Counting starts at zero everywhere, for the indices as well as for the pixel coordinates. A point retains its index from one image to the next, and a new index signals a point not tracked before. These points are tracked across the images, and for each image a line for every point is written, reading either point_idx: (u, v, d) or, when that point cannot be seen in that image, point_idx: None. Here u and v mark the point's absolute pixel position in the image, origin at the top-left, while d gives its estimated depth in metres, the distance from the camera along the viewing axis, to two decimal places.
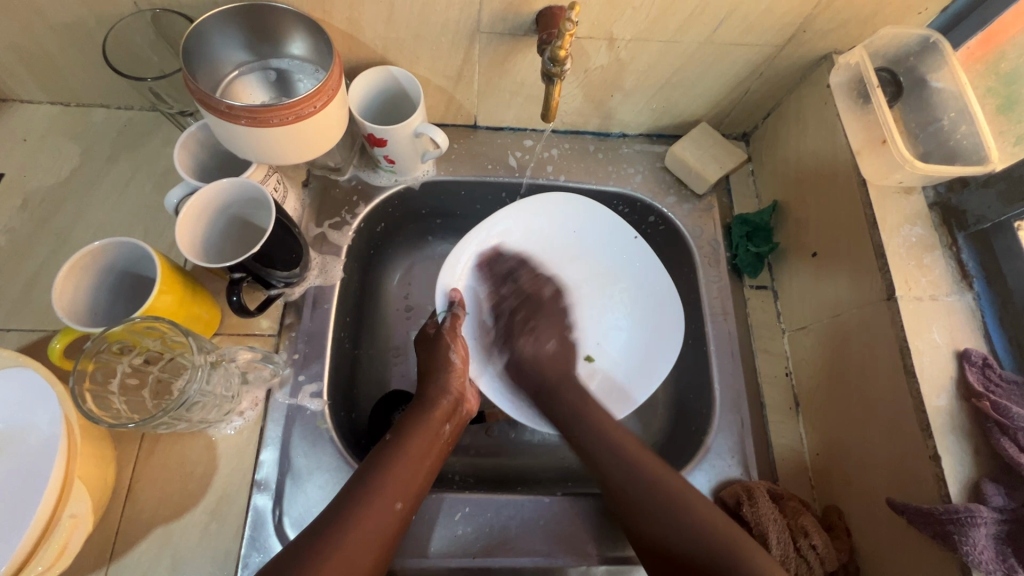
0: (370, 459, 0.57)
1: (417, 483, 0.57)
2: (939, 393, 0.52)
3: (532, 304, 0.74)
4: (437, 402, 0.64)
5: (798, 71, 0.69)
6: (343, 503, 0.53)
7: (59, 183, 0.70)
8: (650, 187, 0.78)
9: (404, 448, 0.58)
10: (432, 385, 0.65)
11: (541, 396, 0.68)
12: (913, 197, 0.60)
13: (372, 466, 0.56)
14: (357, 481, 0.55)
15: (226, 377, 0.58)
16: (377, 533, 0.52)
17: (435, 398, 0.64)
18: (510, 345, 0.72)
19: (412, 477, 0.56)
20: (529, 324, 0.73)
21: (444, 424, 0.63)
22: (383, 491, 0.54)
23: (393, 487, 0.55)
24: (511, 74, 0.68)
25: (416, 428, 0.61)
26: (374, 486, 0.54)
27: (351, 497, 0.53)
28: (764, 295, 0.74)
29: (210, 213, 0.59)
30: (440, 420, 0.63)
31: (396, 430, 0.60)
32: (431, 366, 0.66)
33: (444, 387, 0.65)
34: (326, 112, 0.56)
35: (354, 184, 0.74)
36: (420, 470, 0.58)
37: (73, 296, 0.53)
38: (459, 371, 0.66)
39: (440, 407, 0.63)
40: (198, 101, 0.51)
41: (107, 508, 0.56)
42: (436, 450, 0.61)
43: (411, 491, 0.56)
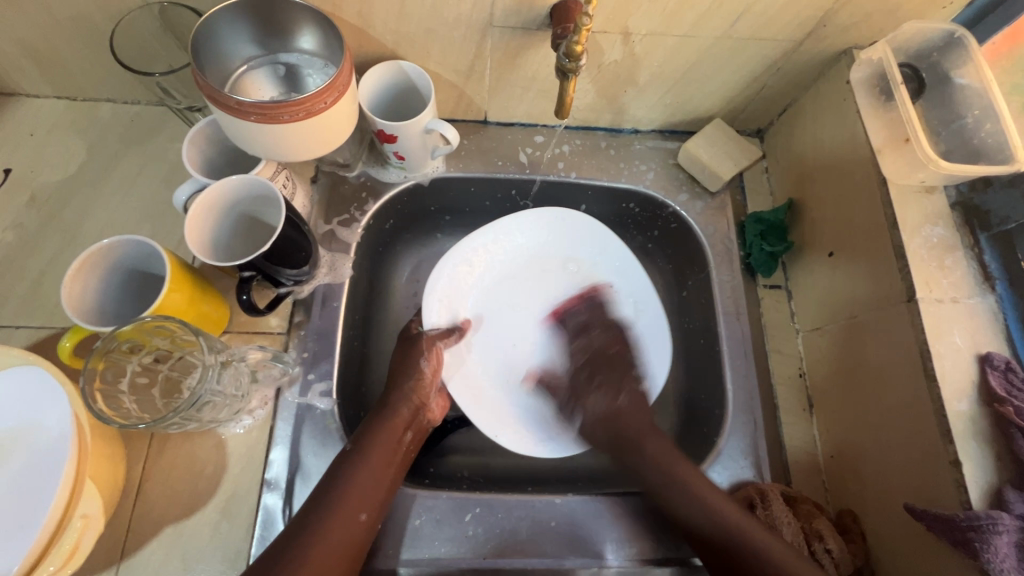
0: (334, 465, 0.57)
1: (381, 488, 0.56)
2: (960, 398, 0.51)
3: (612, 360, 0.69)
4: (396, 411, 0.62)
5: (816, 67, 0.67)
6: (311, 508, 0.53)
7: (67, 179, 0.69)
8: (662, 184, 0.77)
9: (364, 453, 0.57)
10: (398, 389, 0.63)
11: (624, 453, 0.62)
12: (935, 197, 0.59)
13: (337, 475, 0.55)
14: (322, 488, 0.55)
15: (236, 376, 0.57)
16: (342, 542, 0.52)
17: (396, 406, 0.62)
18: (580, 405, 0.68)
19: (376, 485, 0.56)
20: (593, 379, 0.68)
21: (405, 432, 0.61)
22: (345, 503, 0.54)
23: (355, 498, 0.54)
24: (523, 69, 0.67)
25: (375, 439, 0.59)
26: (338, 493, 0.54)
27: (319, 503, 0.54)
28: (778, 295, 0.73)
29: (219, 209, 0.58)
30: (405, 426, 0.62)
31: (355, 438, 0.59)
32: (398, 369, 0.65)
33: (410, 389, 0.64)
34: (336, 108, 0.55)
35: (363, 181, 0.73)
36: (384, 481, 0.57)
37: (83, 294, 0.52)
38: (426, 381, 0.65)
39: (405, 413, 0.62)
40: (207, 96, 0.50)
41: (117, 507, 0.56)
42: (399, 459, 0.60)
43: (377, 500, 0.56)
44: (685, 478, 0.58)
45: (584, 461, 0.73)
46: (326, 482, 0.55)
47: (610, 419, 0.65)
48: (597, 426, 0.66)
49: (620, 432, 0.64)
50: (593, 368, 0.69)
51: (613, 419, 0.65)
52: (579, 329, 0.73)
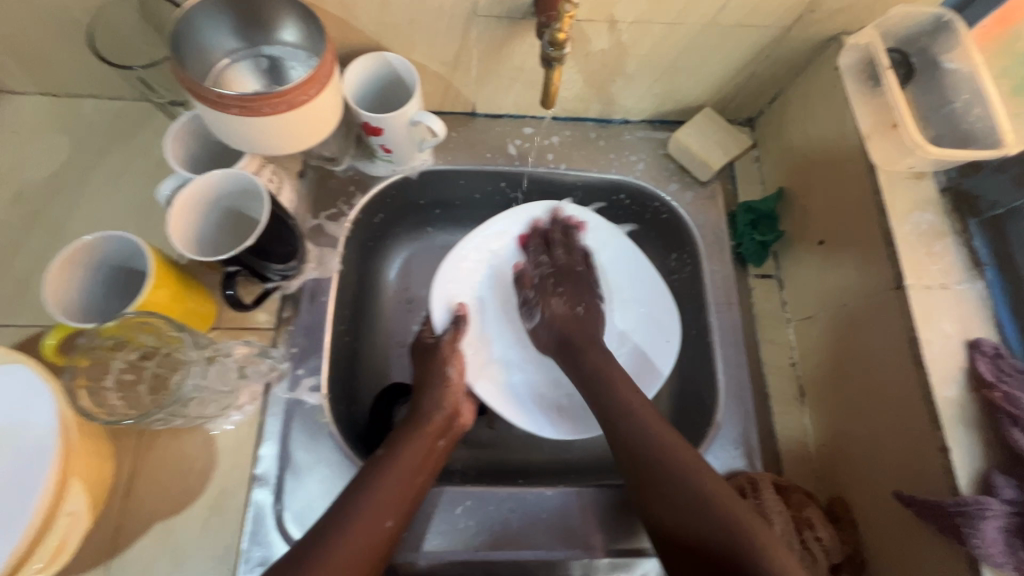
0: (364, 470, 0.56)
1: (411, 493, 0.56)
2: (949, 384, 0.50)
3: (567, 274, 0.72)
4: (430, 418, 0.62)
5: (805, 54, 0.67)
6: (339, 507, 0.53)
7: (52, 176, 0.69)
8: (652, 174, 0.77)
9: (397, 459, 0.57)
10: (431, 396, 0.64)
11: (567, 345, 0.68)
12: (924, 183, 0.58)
13: (366, 479, 0.55)
14: (352, 489, 0.54)
15: (223, 372, 0.57)
16: (371, 543, 0.52)
17: (429, 414, 0.62)
18: (544, 303, 0.70)
19: (405, 491, 0.55)
20: (547, 284, 0.71)
21: (438, 439, 0.61)
22: (373, 510, 0.53)
23: (384, 505, 0.54)
24: (509, 60, 0.66)
25: (407, 445, 0.59)
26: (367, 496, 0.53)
27: (347, 502, 0.53)
28: (769, 285, 0.73)
29: (204, 205, 0.58)
30: (438, 433, 0.62)
31: (388, 443, 0.59)
32: (426, 377, 0.65)
33: (440, 395, 0.64)
34: (320, 100, 0.54)
35: (350, 175, 0.73)
36: (413, 486, 0.56)
37: (67, 290, 0.52)
38: (453, 387, 0.65)
39: (437, 420, 0.62)
40: (187, 90, 0.50)
41: (107, 504, 0.56)
42: (430, 466, 0.59)
43: (404, 508, 0.55)
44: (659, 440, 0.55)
45: (576, 453, 0.73)
46: (355, 485, 0.55)
47: (568, 326, 0.69)
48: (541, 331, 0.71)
49: (570, 338, 0.68)
50: (544, 274, 0.72)
51: (551, 321, 0.69)
52: (544, 248, 0.73)
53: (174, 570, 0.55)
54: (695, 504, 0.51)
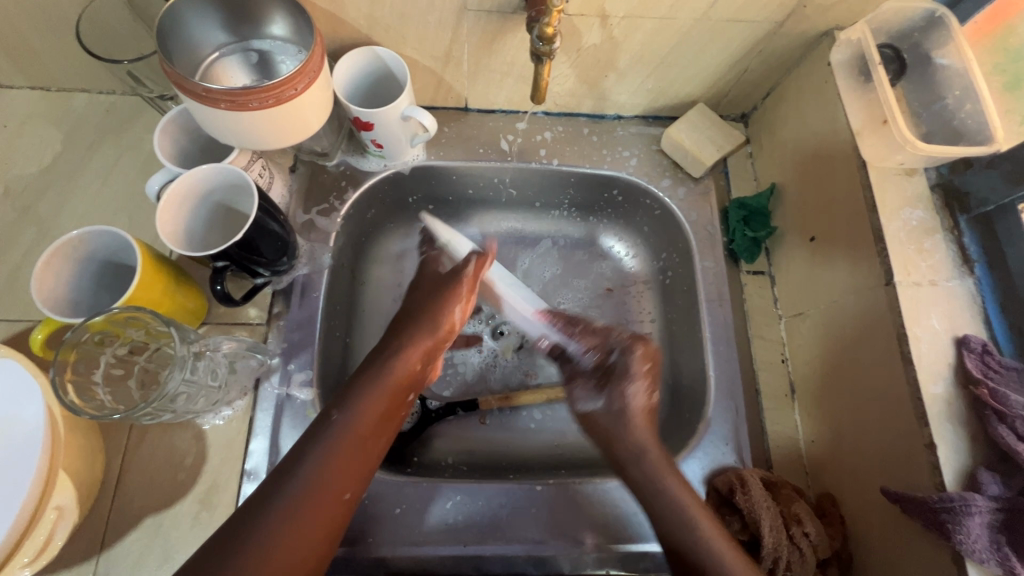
0: (344, 390, 0.56)
1: (388, 416, 0.56)
2: (937, 380, 0.50)
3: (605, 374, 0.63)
4: (400, 370, 0.59)
5: (797, 50, 0.67)
6: (319, 429, 0.53)
7: (42, 171, 0.68)
8: (645, 170, 0.77)
9: (379, 384, 0.57)
10: (421, 320, 0.63)
11: (631, 467, 0.58)
12: (915, 179, 0.58)
13: (346, 401, 0.55)
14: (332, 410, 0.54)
15: (212, 367, 0.57)
16: (355, 463, 0.52)
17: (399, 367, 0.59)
18: (619, 392, 0.61)
19: (363, 455, 0.53)
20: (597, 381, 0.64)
21: (405, 391, 0.59)
22: (328, 477, 0.50)
23: (339, 468, 0.51)
24: (500, 55, 0.66)
25: (370, 399, 0.55)
26: (346, 420, 0.53)
27: (329, 422, 0.53)
28: (761, 281, 0.73)
29: (193, 199, 0.57)
30: (423, 356, 0.61)
31: (347, 398, 0.55)
32: (424, 302, 0.65)
33: (433, 316, 0.63)
34: (308, 95, 0.54)
35: (343, 170, 0.73)
36: (373, 448, 0.54)
37: (56, 285, 0.52)
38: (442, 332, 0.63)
39: (426, 342, 0.62)
40: (174, 84, 0.50)
41: (97, 498, 0.56)
42: (393, 420, 0.57)
43: (360, 474, 0.53)
44: (658, 469, 0.57)
45: (569, 449, 0.73)
46: (337, 405, 0.55)
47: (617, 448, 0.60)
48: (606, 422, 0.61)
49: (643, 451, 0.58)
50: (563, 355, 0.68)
51: (629, 413, 0.60)
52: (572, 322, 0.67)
53: (164, 563, 0.55)
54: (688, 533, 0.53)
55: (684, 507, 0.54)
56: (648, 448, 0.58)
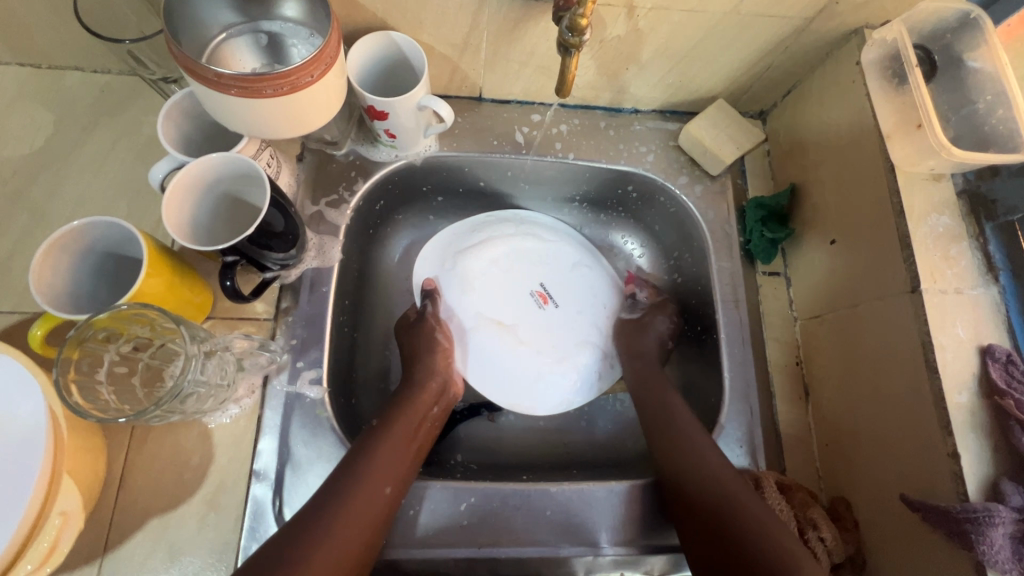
0: (356, 445, 0.57)
1: (405, 466, 0.57)
2: (961, 389, 0.50)
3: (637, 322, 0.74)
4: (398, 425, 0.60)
5: (823, 48, 0.65)
6: (336, 481, 0.53)
7: (34, 154, 0.65)
8: (662, 166, 0.75)
9: (391, 432, 0.59)
10: (418, 372, 0.66)
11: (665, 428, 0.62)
12: (942, 184, 0.57)
13: (357, 451, 0.56)
14: (346, 463, 0.55)
15: (221, 366, 0.55)
16: (369, 517, 0.52)
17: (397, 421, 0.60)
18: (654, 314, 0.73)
19: (366, 513, 0.52)
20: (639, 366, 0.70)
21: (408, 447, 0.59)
22: (332, 537, 0.49)
23: (344, 530, 0.50)
24: (521, 43, 0.63)
25: (371, 456, 0.56)
26: (366, 466, 0.54)
27: (344, 474, 0.54)
28: (777, 283, 0.72)
29: (200, 189, 0.54)
30: (426, 408, 0.64)
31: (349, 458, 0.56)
32: (414, 352, 0.68)
33: (428, 369, 0.66)
34: (324, 83, 0.52)
35: (352, 159, 0.70)
36: (377, 504, 0.53)
37: (55, 278, 0.49)
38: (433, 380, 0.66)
39: (427, 394, 0.64)
40: (182, 68, 0.46)
41: (100, 498, 0.54)
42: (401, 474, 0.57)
43: (366, 533, 0.51)
44: (682, 428, 0.61)
45: (579, 449, 0.73)
46: (357, 452, 0.56)
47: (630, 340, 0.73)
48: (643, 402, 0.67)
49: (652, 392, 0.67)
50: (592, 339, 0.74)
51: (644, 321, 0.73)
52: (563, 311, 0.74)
53: (171, 566, 0.53)
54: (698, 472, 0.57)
55: (712, 468, 0.57)
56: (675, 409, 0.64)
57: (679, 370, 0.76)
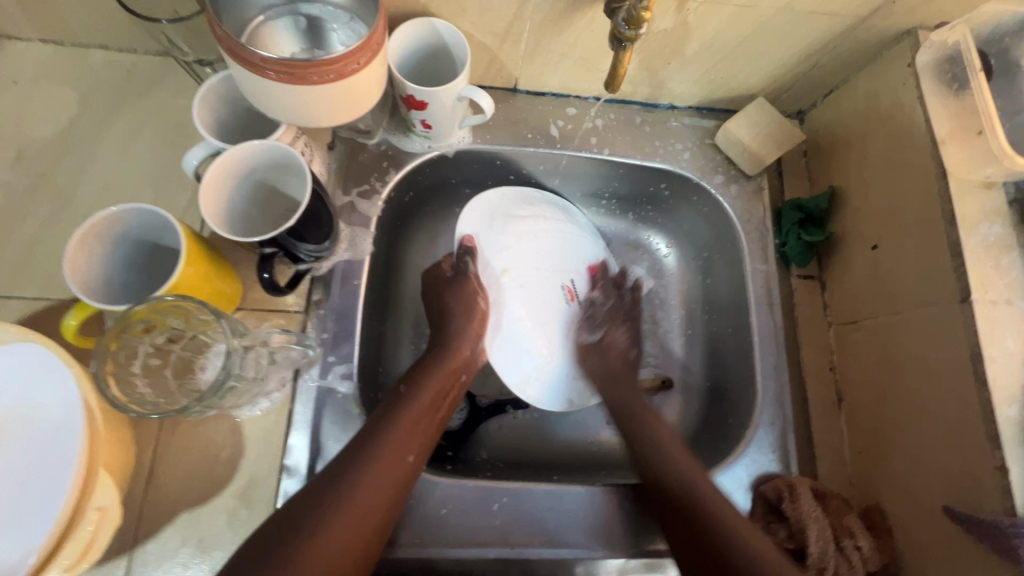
0: (381, 408, 0.57)
1: (426, 432, 0.57)
2: (1010, 402, 0.50)
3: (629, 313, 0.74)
4: (423, 394, 0.59)
5: (872, 48, 0.64)
6: (362, 441, 0.53)
7: (58, 135, 0.63)
8: (698, 165, 0.74)
9: (417, 398, 0.59)
10: (447, 339, 0.65)
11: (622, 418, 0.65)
12: (993, 192, 0.56)
13: (384, 413, 0.56)
14: (372, 424, 0.55)
15: (258, 359, 0.54)
16: (390, 483, 0.52)
17: (422, 390, 0.59)
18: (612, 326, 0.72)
19: (390, 477, 0.52)
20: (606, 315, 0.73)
21: (431, 415, 0.59)
22: (354, 501, 0.49)
23: (366, 495, 0.50)
24: (564, 35, 0.61)
25: (394, 420, 0.55)
26: (387, 434, 0.54)
27: (367, 439, 0.53)
28: (811, 287, 0.71)
29: (238, 178, 0.53)
30: (451, 376, 0.64)
31: (373, 422, 0.55)
32: (447, 313, 0.67)
33: (458, 335, 0.66)
34: (368, 71, 0.50)
35: (383, 149, 0.68)
36: (399, 470, 0.53)
37: (89, 265, 0.48)
38: (460, 346, 0.65)
39: (454, 362, 0.64)
40: (227, 50, 0.45)
41: (128, 491, 0.53)
42: (422, 441, 0.57)
43: (387, 499, 0.51)
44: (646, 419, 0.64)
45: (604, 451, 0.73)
46: (379, 419, 0.55)
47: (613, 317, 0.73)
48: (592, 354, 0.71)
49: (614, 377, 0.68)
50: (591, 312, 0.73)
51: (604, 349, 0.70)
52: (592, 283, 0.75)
53: (201, 561, 0.53)
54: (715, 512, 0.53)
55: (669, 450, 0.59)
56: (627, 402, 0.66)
57: (707, 372, 0.76)
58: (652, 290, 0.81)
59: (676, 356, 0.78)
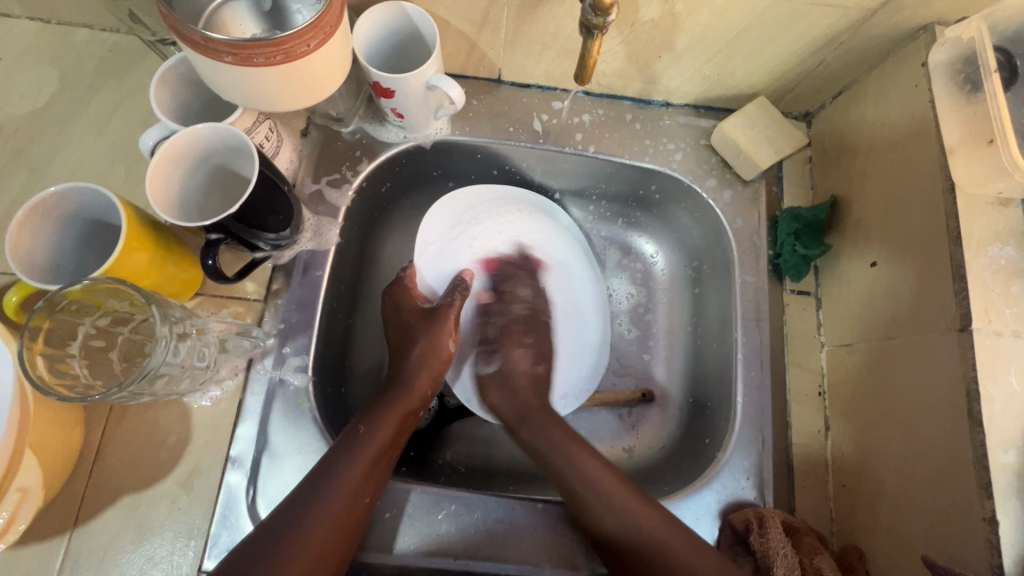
0: (337, 445, 0.53)
1: (383, 475, 0.54)
2: (1008, 448, 0.44)
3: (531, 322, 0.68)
4: (376, 433, 0.55)
5: (885, 45, 0.58)
6: (312, 487, 0.50)
7: (36, 112, 0.63)
8: (690, 167, 0.69)
9: (374, 439, 0.54)
10: (410, 374, 0.61)
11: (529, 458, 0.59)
12: (1009, 211, 0.50)
13: (340, 454, 0.52)
14: (326, 463, 0.52)
15: (199, 348, 0.53)
16: (338, 535, 0.49)
17: (376, 429, 0.55)
18: (506, 352, 0.66)
19: (336, 533, 0.49)
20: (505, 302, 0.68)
21: (388, 453, 0.55)
22: (298, 560, 0.47)
23: (310, 554, 0.47)
24: (543, 23, 0.58)
25: (345, 465, 0.51)
26: (336, 479, 0.50)
27: (314, 482, 0.50)
28: (806, 303, 0.66)
29: (189, 162, 0.52)
30: (412, 412, 0.59)
31: (322, 466, 0.51)
32: (410, 344, 0.62)
33: (418, 368, 0.61)
34: (323, 54, 0.48)
35: (358, 138, 0.66)
36: (347, 522, 0.50)
37: (35, 244, 0.48)
38: (419, 385, 0.61)
39: (415, 399, 0.60)
40: (172, 30, 0.43)
41: (74, 470, 0.53)
42: (373, 485, 0.53)
43: (335, 554, 0.49)
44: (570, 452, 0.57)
45: None
46: (329, 458, 0.52)
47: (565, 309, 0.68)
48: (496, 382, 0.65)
49: (524, 405, 0.62)
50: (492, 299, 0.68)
51: (507, 379, 0.64)
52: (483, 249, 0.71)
53: (139, 546, 0.52)
54: (667, 570, 0.51)
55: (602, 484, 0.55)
56: (559, 444, 0.58)
57: (690, 387, 0.71)
58: (638, 298, 0.77)
59: (657, 369, 0.74)
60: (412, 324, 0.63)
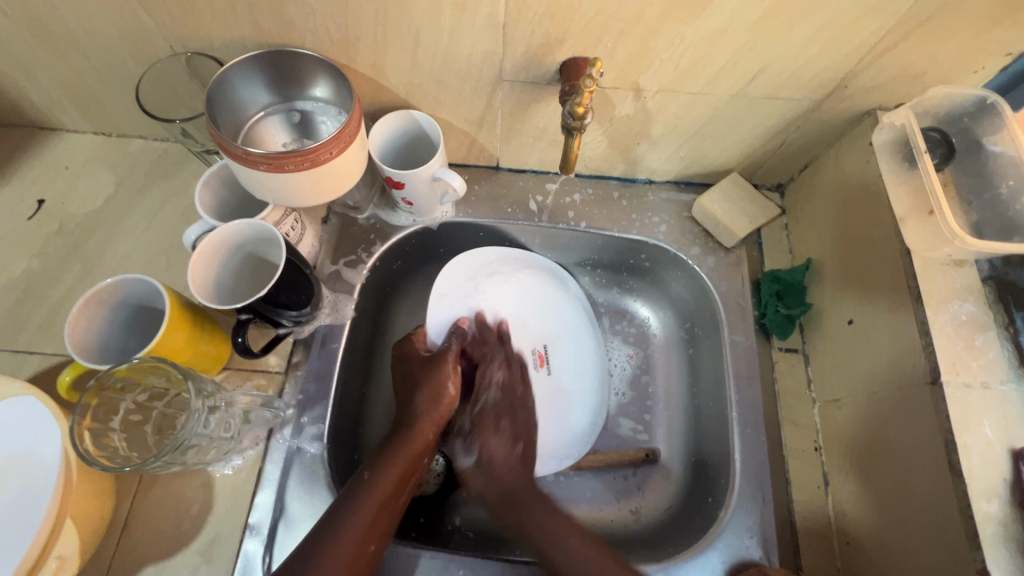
0: (344, 492, 0.56)
1: (389, 520, 0.56)
2: (990, 497, 0.47)
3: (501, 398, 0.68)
4: (382, 479, 0.57)
5: (837, 126, 0.65)
6: (319, 540, 0.52)
7: (93, 211, 0.72)
8: (675, 237, 0.75)
9: (380, 485, 0.57)
10: (415, 419, 0.63)
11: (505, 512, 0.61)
12: (964, 271, 0.55)
13: (347, 504, 0.55)
14: (334, 516, 0.54)
15: (225, 420, 0.57)
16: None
17: (381, 476, 0.57)
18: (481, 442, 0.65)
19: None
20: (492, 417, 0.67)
21: (395, 499, 0.57)
22: None
23: None
24: (533, 120, 0.66)
25: (351, 512, 0.54)
26: (342, 527, 0.53)
27: (321, 535, 0.53)
28: (794, 360, 0.69)
29: (225, 252, 0.59)
30: (417, 457, 0.61)
31: (331, 513, 0.54)
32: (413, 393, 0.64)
33: (424, 413, 0.63)
34: (343, 158, 0.56)
35: (372, 223, 0.74)
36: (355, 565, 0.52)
37: (90, 331, 0.54)
38: (422, 428, 0.63)
39: (417, 445, 0.62)
40: (217, 145, 0.51)
41: (103, 540, 0.56)
42: (381, 529, 0.55)
43: None
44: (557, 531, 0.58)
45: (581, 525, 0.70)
46: (336, 509, 0.54)
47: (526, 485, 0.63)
48: (474, 476, 0.65)
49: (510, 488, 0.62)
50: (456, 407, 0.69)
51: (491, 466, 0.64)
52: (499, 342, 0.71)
53: None
54: None
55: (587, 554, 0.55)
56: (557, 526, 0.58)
57: (690, 446, 0.73)
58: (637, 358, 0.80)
59: (660, 428, 0.76)
60: (416, 373, 0.65)
